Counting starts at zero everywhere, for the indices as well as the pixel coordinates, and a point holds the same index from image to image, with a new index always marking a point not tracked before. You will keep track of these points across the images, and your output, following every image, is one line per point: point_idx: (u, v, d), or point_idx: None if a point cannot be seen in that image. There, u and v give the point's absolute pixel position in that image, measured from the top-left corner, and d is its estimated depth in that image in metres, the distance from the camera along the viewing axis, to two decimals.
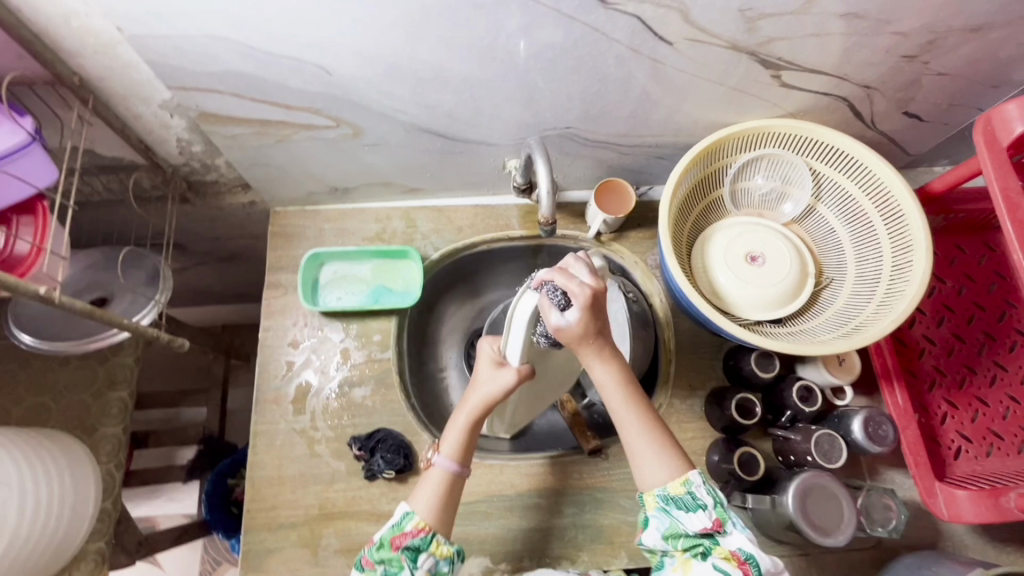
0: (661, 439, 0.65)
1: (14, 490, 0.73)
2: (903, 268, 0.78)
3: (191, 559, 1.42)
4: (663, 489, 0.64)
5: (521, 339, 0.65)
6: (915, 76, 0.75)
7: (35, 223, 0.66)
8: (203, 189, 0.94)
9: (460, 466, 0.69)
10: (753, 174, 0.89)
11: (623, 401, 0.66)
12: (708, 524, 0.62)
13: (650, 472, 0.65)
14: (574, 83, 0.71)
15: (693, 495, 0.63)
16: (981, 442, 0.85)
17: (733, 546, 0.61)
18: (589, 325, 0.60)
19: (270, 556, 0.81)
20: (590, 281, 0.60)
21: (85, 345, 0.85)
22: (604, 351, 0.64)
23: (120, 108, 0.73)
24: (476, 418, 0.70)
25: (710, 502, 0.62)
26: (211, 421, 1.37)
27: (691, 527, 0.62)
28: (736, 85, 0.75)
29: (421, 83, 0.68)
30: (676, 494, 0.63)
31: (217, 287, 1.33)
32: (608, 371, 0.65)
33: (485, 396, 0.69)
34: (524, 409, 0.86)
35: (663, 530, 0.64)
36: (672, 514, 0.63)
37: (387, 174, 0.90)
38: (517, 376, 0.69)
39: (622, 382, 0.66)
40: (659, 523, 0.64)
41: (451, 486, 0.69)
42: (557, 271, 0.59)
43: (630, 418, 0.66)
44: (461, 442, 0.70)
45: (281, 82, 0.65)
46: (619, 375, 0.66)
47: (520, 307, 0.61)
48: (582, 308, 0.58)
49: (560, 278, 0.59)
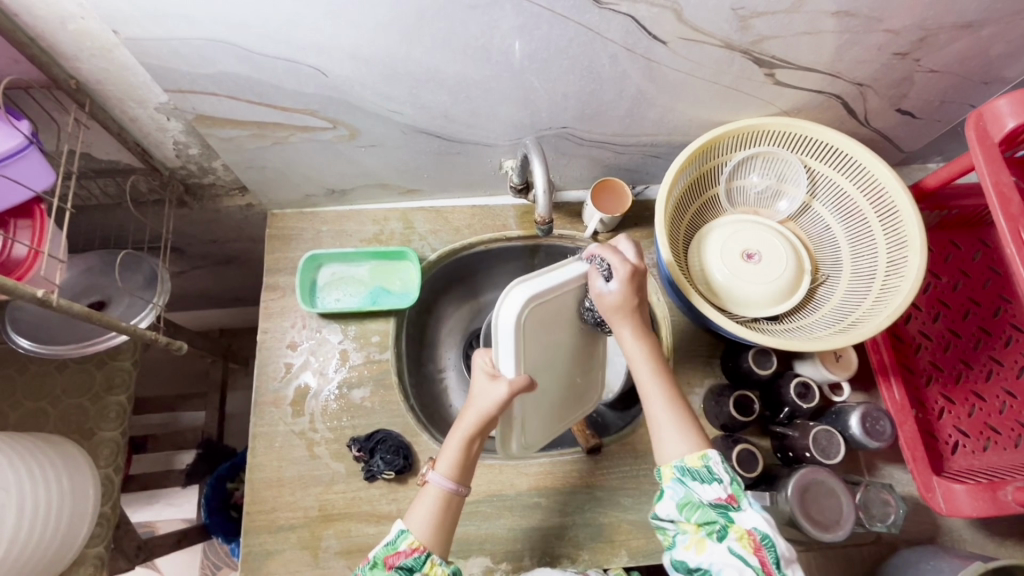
0: (682, 414, 0.65)
1: (13, 495, 0.73)
2: (898, 264, 0.79)
3: (191, 564, 1.41)
4: (681, 462, 0.62)
5: (513, 350, 0.64)
6: (907, 73, 0.75)
7: (32, 226, 0.66)
8: (200, 193, 0.94)
9: (456, 484, 0.68)
10: (748, 171, 0.89)
11: (650, 373, 0.67)
12: (722, 496, 0.60)
13: (669, 445, 0.64)
14: (570, 83, 0.72)
15: (710, 469, 0.61)
16: (979, 437, 0.86)
17: (748, 525, 0.58)
18: (626, 298, 0.66)
19: (271, 559, 0.81)
20: (634, 259, 0.67)
21: (82, 350, 0.83)
22: (637, 323, 0.67)
23: (117, 111, 0.73)
24: (468, 439, 0.68)
25: (725, 478, 0.60)
26: (209, 426, 1.37)
27: (705, 499, 0.60)
28: (730, 84, 0.75)
29: (417, 84, 0.68)
30: (693, 466, 0.62)
31: (215, 291, 1.33)
32: (639, 343, 0.67)
33: (477, 414, 0.67)
34: (534, 431, 0.79)
35: (678, 500, 0.62)
36: (687, 485, 0.62)
37: (384, 176, 0.90)
38: (510, 390, 0.65)
39: (652, 356, 0.68)
40: (673, 493, 0.62)
41: (447, 503, 0.68)
42: (605, 249, 0.67)
43: (655, 389, 0.66)
44: (457, 462, 0.69)
45: (278, 84, 0.66)
46: (649, 348, 0.68)
47: (504, 313, 0.62)
48: (621, 281, 0.65)
49: (608, 254, 0.67)
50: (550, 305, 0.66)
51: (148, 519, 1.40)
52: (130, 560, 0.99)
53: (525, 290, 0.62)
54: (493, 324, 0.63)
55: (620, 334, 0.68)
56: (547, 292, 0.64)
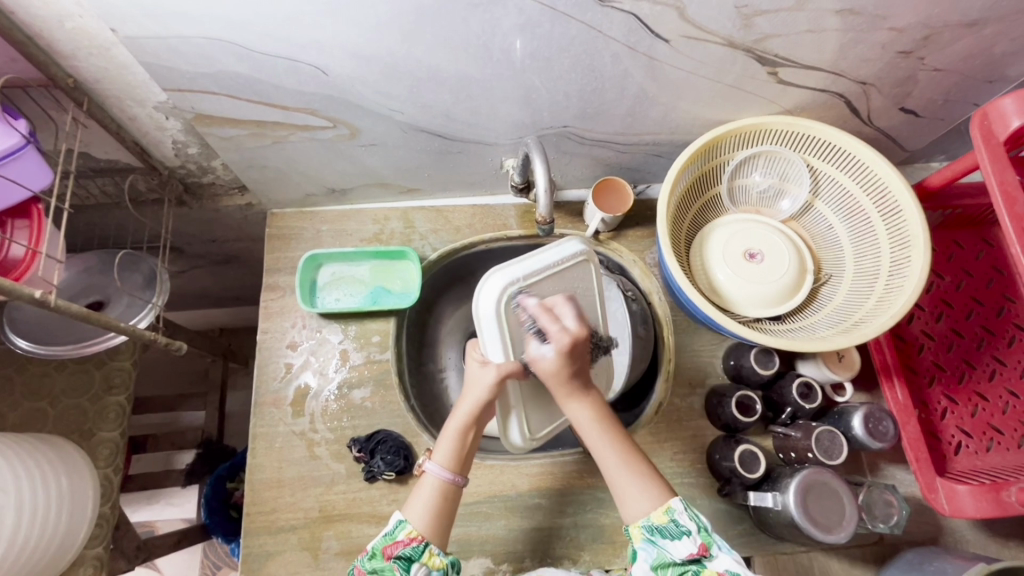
0: (645, 472, 0.66)
1: (11, 496, 0.73)
2: (901, 265, 0.78)
3: (190, 565, 1.41)
4: (648, 520, 0.63)
5: (497, 338, 0.69)
6: (910, 72, 0.75)
7: (30, 226, 0.66)
8: (200, 192, 0.94)
9: (454, 474, 0.69)
10: (751, 171, 0.89)
11: (601, 437, 0.68)
12: (694, 550, 0.60)
13: (635, 503, 0.65)
14: (572, 82, 0.71)
15: (677, 523, 0.62)
16: (981, 437, 0.85)
17: (720, 568, 0.59)
18: (564, 365, 0.65)
19: (270, 560, 0.81)
20: (573, 327, 0.66)
21: (80, 350, 0.83)
22: (579, 391, 0.68)
23: (115, 110, 0.73)
24: (464, 428, 0.71)
25: (693, 527, 0.62)
26: (209, 425, 1.37)
27: (677, 556, 0.61)
28: (732, 83, 0.75)
29: (418, 83, 0.68)
30: (660, 522, 0.63)
31: (214, 290, 1.33)
32: (586, 409, 0.68)
33: (474, 401, 0.70)
34: (538, 421, 0.77)
35: (651, 561, 0.62)
36: (658, 544, 0.62)
37: (384, 175, 0.90)
38: (500, 374, 0.69)
39: (601, 420, 0.68)
40: (647, 555, 0.62)
41: (445, 494, 0.69)
42: (543, 310, 0.66)
43: (610, 451, 0.67)
44: (454, 453, 0.71)
45: (277, 82, 0.65)
46: (596, 413, 0.69)
47: (483, 303, 0.68)
48: (559, 350, 0.65)
49: (545, 318, 0.65)
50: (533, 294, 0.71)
51: (148, 519, 1.40)
52: (129, 560, 0.98)
53: (504, 278, 0.68)
54: (474, 316, 0.69)
55: (564, 404, 0.69)
56: (530, 279, 0.70)
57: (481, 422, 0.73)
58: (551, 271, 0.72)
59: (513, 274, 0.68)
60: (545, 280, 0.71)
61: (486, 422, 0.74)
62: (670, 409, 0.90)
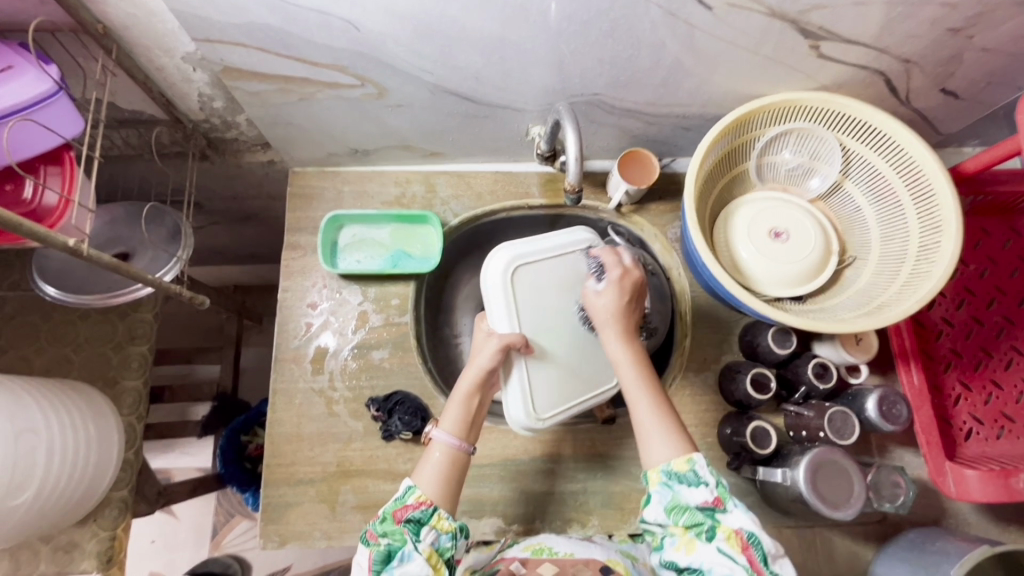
0: (669, 419, 0.68)
1: (41, 437, 0.75)
2: (930, 249, 0.77)
3: (204, 512, 1.47)
4: (668, 466, 0.65)
5: (502, 306, 0.78)
6: (957, 51, 0.73)
7: (62, 173, 0.66)
8: (223, 147, 0.93)
9: (460, 441, 0.73)
10: (781, 148, 0.87)
11: (635, 380, 0.71)
12: (709, 499, 0.63)
13: (656, 447, 0.67)
14: (607, 48, 0.70)
15: (696, 473, 0.64)
16: (993, 424, 0.86)
17: (734, 524, 0.62)
18: (615, 298, 0.75)
19: (289, 510, 0.84)
20: (628, 267, 0.77)
21: (108, 300, 0.84)
22: (624, 330, 0.74)
23: (143, 60, 0.72)
24: (469, 394, 0.74)
25: (710, 480, 0.63)
26: (225, 379, 1.40)
27: (692, 503, 0.63)
28: (771, 55, 0.72)
29: (450, 43, 0.67)
30: (680, 470, 0.64)
31: (231, 247, 1.33)
32: (624, 349, 0.73)
33: (480, 367, 0.74)
34: (542, 402, 0.78)
35: (665, 504, 0.64)
36: (674, 489, 0.64)
37: (409, 138, 0.89)
38: (503, 342, 0.75)
39: (636, 362, 0.72)
40: (661, 498, 0.64)
41: (452, 460, 0.72)
42: (608, 252, 0.78)
43: (640, 394, 0.70)
44: (461, 420, 0.74)
45: (309, 37, 0.64)
46: (635, 357, 0.73)
47: (489, 276, 0.78)
48: (612, 282, 0.76)
49: (605, 255, 0.78)
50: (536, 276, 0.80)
51: (164, 466, 1.45)
52: (150, 504, 1.02)
53: (510, 254, 0.78)
54: (482, 287, 0.78)
55: (608, 342, 0.74)
56: (534, 257, 0.80)
57: (486, 389, 0.77)
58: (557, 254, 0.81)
59: (517, 251, 0.78)
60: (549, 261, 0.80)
61: (490, 391, 0.78)
62: (684, 383, 0.91)
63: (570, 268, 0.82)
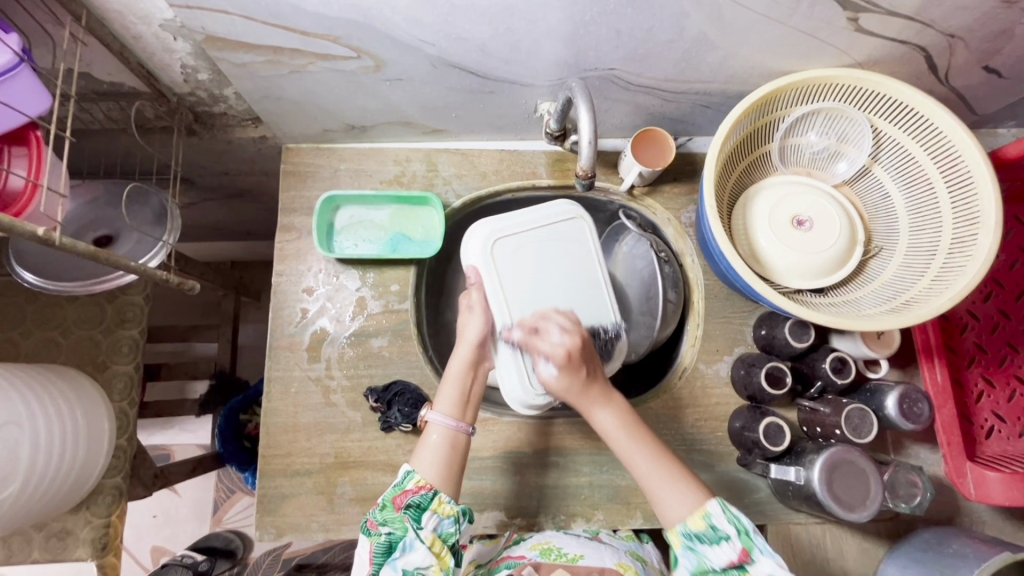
0: (677, 476, 0.68)
1: (25, 429, 0.72)
2: (964, 243, 0.72)
3: (204, 488, 1.46)
4: (685, 526, 0.65)
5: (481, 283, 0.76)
6: (1008, 24, 0.66)
7: (29, 155, 0.61)
8: (211, 121, 0.87)
9: (460, 422, 0.70)
10: (807, 129, 0.82)
11: (631, 443, 0.69)
12: (734, 556, 0.63)
13: (672, 507, 0.66)
14: (625, 18, 0.63)
15: (715, 527, 0.64)
16: (1015, 423, 0.83)
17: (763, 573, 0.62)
18: (574, 376, 0.68)
19: (286, 501, 0.81)
20: (564, 340, 0.69)
21: (91, 286, 0.81)
22: (602, 395, 0.70)
23: (117, 27, 0.66)
24: (464, 373, 0.72)
25: (731, 532, 0.63)
26: (222, 357, 1.37)
27: (719, 562, 0.63)
28: (804, 28, 0.66)
29: (455, 11, 0.60)
30: (698, 529, 0.64)
31: (226, 223, 1.28)
32: (610, 413, 0.70)
33: (472, 343, 0.73)
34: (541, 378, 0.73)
35: (691, 567, 0.65)
36: (698, 551, 0.64)
37: (410, 114, 0.84)
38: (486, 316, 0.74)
39: (626, 422, 0.70)
40: (687, 561, 0.65)
41: (450, 442, 0.70)
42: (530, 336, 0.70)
43: (641, 457, 0.69)
44: (458, 401, 0.71)
45: (298, 4, 0.58)
46: (622, 419, 0.70)
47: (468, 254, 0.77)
48: (560, 366, 0.68)
49: (535, 344, 0.69)
50: (523, 247, 0.77)
51: (163, 443, 1.44)
52: (147, 487, 1.00)
53: (490, 227, 0.76)
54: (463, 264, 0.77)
55: (593, 413, 0.70)
56: (515, 228, 0.77)
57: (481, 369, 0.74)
58: (543, 227, 0.78)
59: (497, 222, 0.76)
60: (530, 233, 0.77)
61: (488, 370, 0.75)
62: (695, 376, 0.87)
63: (569, 240, 0.79)
